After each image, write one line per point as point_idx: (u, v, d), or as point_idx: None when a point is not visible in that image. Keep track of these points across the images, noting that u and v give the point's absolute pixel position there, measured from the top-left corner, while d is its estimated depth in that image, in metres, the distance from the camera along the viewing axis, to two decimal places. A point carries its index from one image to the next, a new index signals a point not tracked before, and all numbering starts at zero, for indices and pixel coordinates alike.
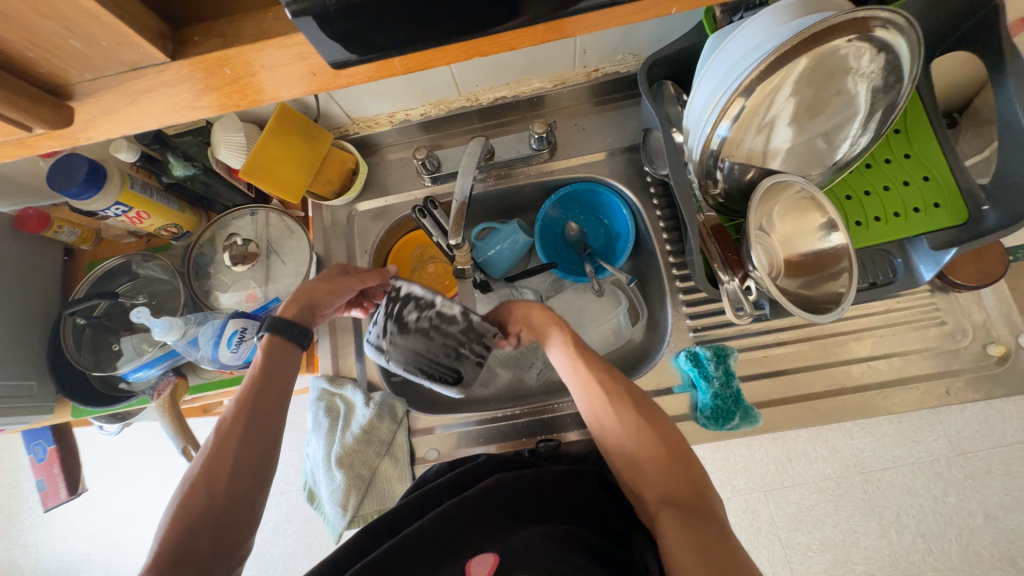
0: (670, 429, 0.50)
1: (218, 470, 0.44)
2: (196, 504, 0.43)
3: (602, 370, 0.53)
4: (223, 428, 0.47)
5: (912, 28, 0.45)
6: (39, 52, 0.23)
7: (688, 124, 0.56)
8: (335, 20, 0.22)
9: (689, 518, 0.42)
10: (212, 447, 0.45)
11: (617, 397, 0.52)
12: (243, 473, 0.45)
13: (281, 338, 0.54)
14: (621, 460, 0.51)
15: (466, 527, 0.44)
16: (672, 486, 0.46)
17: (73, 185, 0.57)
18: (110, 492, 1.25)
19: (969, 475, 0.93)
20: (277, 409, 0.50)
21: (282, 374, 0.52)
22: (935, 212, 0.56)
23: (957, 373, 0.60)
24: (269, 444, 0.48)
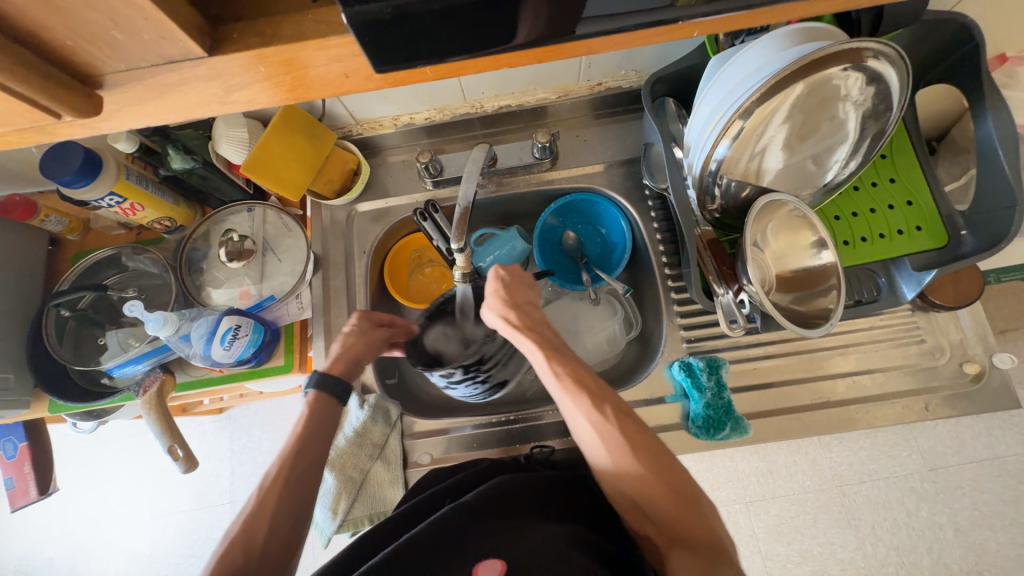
0: (675, 466, 0.46)
1: (253, 532, 0.46)
2: (233, 561, 0.44)
3: (594, 407, 0.48)
4: (263, 488, 0.49)
5: (901, 60, 0.48)
6: (75, 41, 0.22)
7: (689, 140, 0.58)
8: (385, 29, 0.22)
9: (710, 569, 0.40)
10: (252, 506, 0.48)
11: (616, 440, 0.46)
12: (279, 533, 0.47)
13: (326, 394, 0.56)
14: (628, 506, 0.47)
15: (472, 526, 0.44)
16: (686, 532, 0.43)
17: (67, 173, 0.56)
18: (78, 493, 1.20)
19: (941, 490, 0.97)
20: (316, 470, 0.52)
21: (324, 432, 0.54)
22: (918, 235, 0.58)
23: (935, 390, 0.63)
24: (307, 503, 0.50)
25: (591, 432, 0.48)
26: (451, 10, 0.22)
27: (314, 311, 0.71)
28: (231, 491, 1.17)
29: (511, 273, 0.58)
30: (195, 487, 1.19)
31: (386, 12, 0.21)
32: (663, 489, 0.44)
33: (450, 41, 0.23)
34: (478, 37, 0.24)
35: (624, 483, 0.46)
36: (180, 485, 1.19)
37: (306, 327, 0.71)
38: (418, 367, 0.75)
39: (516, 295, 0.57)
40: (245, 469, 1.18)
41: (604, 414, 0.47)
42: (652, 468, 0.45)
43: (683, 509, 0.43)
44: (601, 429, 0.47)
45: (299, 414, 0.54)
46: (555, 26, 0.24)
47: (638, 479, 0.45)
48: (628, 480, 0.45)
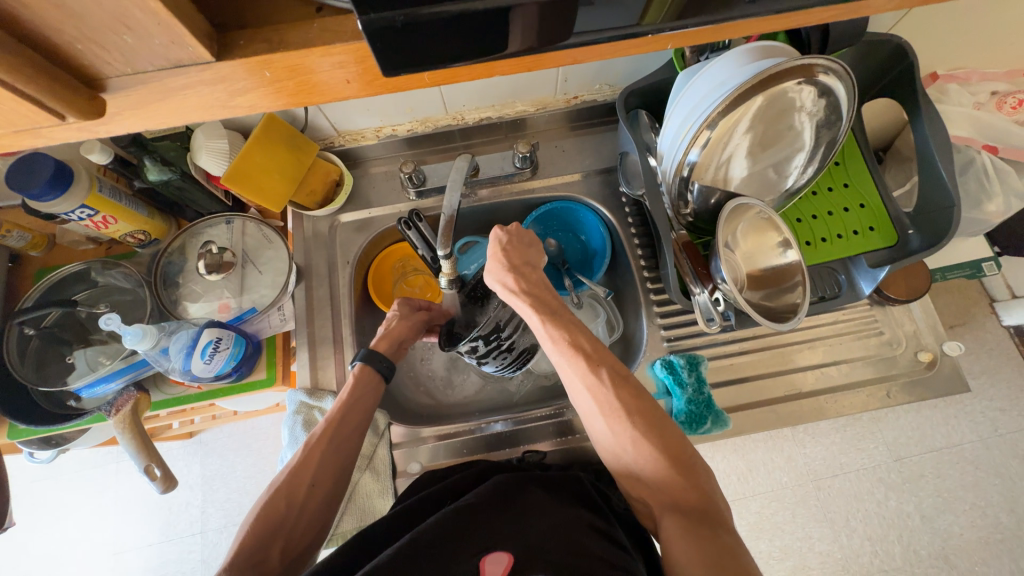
0: (670, 430, 0.48)
1: (297, 487, 0.50)
2: (274, 514, 0.48)
3: (590, 371, 0.50)
4: (306, 448, 0.53)
5: (848, 75, 0.53)
6: (83, 45, 0.23)
7: (661, 149, 0.61)
8: (393, 35, 0.23)
9: (696, 528, 0.42)
10: (297, 462, 0.52)
11: (610, 403, 0.49)
12: (320, 489, 0.51)
13: (370, 369, 0.60)
14: (618, 463, 0.50)
15: (476, 522, 0.45)
16: (675, 493, 0.45)
17: (36, 185, 0.54)
18: (31, 531, 1.11)
19: (906, 479, 1.02)
20: (357, 435, 0.56)
21: (364, 405, 0.58)
22: (870, 235, 0.64)
23: (894, 378, 0.67)
24: (347, 467, 0.54)
25: (587, 396, 0.50)
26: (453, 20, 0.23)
27: (298, 322, 0.70)
28: (203, 520, 1.12)
29: (513, 235, 0.59)
30: (164, 517, 1.12)
31: (398, 20, 0.23)
32: (653, 452, 0.46)
33: (450, 49, 0.25)
34: (476, 46, 0.26)
35: (618, 444, 0.49)
36: (148, 516, 1.12)
37: (288, 339, 0.71)
38: (403, 378, 0.75)
39: (517, 256, 0.58)
40: (218, 496, 1.13)
41: (600, 377, 0.50)
42: (646, 429, 0.48)
43: (674, 469, 0.46)
44: (596, 392, 0.50)
45: (345, 384, 0.58)
46: (545, 35, 0.26)
47: (632, 439, 0.48)
48: (622, 441, 0.48)
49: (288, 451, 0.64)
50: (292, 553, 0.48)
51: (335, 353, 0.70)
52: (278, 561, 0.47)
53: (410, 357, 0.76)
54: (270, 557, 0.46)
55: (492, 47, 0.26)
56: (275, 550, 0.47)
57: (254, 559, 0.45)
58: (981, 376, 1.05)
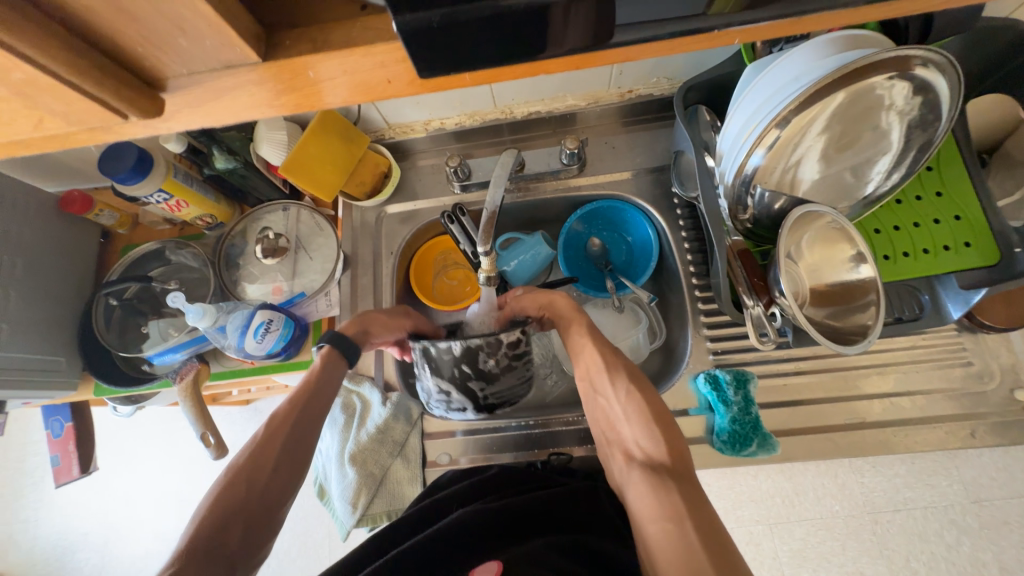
0: (656, 395, 0.51)
1: (257, 470, 0.46)
2: (234, 496, 0.44)
3: (595, 336, 0.57)
4: (268, 431, 0.49)
5: (953, 68, 0.46)
6: (144, 48, 0.24)
7: (721, 148, 0.57)
8: (431, 37, 0.23)
9: (667, 480, 0.44)
10: (260, 440, 0.48)
11: (607, 360, 0.54)
12: (280, 475, 0.47)
13: (336, 351, 0.57)
14: (606, 424, 0.53)
15: (476, 536, 0.47)
16: (651, 449, 0.47)
17: (122, 171, 0.60)
18: (113, 474, 1.26)
19: (985, 525, 0.91)
20: (318, 422, 0.53)
21: (327, 386, 0.55)
22: (966, 251, 0.55)
23: (982, 417, 0.59)
24: (306, 453, 0.50)
25: (588, 352, 0.56)
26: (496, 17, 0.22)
27: (342, 308, 0.73)
28: None
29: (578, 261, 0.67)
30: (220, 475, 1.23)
31: (435, 20, 0.22)
32: (639, 407, 0.50)
33: (488, 49, 0.24)
34: (513, 46, 0.24)
35: (610, 401, 0.52)
36: (207, 472, 1.23)
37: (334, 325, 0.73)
38: None
39: None
40: None
41: (602, 343, 0.56)
42: (636, 386, 0.51)
43: (656, 426, 0.48)
44: (596, 350, 0.55)
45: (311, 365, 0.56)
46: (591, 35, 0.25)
47: (623, 393, 0.51)
48: (613, 397, 0.52)
49: (327, 430, 0.67)
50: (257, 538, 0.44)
51: None
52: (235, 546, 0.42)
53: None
54: (227, 542, 0.42)
55: (529, 47, 0.24)
56: (233, 538, 0.43)
57: (208, 547, 0.41)
58: None
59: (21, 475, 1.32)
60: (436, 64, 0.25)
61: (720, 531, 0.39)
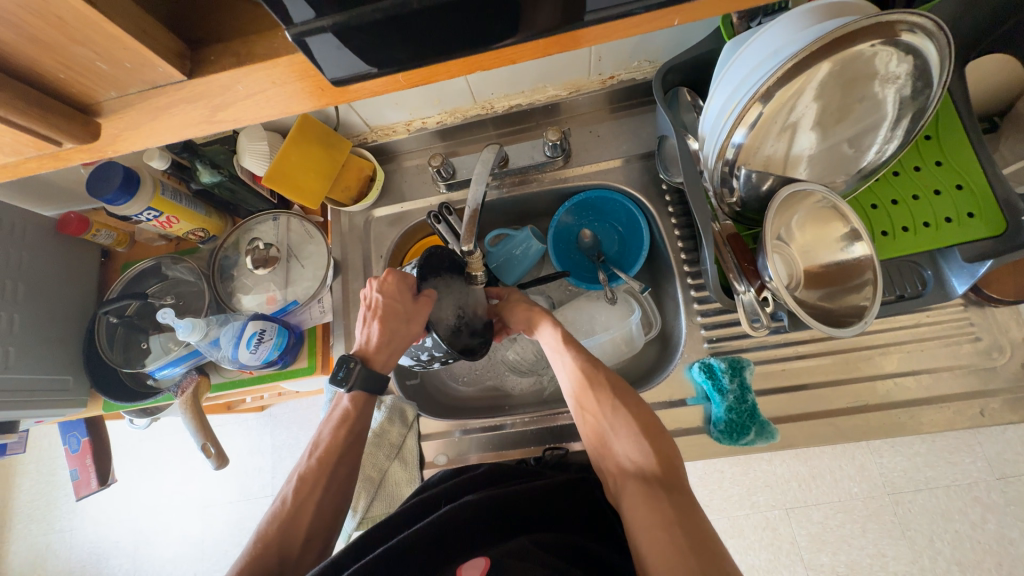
0: (644, 405, 0.51)
1: (294, 530, 0.51)
2: (268, 561, 0.48)
3: (580, 351, 0.56)
4: (301, 492, 0.52)
5: (940, 32, 0.43)
6: (70, 73, 0.25)
7: (704, 131, 0.55)
8: (342, 36, 0.24)
9: (658, 493, 0.44)
10: (291, 507, 0.51)
11: (593, 375, 0.53)
12: (315, 536, 0.52)
13: (367, 396, 0.58)
14: (595, 439, 0.52)
15: (465, 531, 0.45)
16: (642, 462, 0.47)
17: (109, 191, 0.61)
18: (138, 483, 1.30)
19: (1011, 501, 0.88)
20: (350, 472, 0.56)
21: (358, 442, 0.57)
22: (970, 222, 0.53)
23: (992, 393, 0.57)
24: (340, 507, 0.54)
25: (572, 369, 0.55)
26: (396, 18, 0.23)
27: (336, 314, 0.74)
28: (272, 484, 1.24)
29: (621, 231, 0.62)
30: (240, 480, 1.26)
31: (329, 28, 0.23)
32: (629, 421, 0.49)
33: (403, 42, 0.25)
34: (429, 39, 0.25)
35: (597, 416, 0.52)
36: (228, 478, 1.27)
37: (328, 332, 0.74)
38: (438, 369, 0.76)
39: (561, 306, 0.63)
40: (285, 464, 1.25)
41: (586, 357, 0.55)
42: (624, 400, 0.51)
43: (645, 439, 0.48)
44: (581, 365, 0.54)
45: (332, 413, 0.57)
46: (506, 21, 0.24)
47: (610, 407, 0.51)
48: (600, 412, 0.52)
49: None
50: None
51: None
52: None
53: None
54: None
55: (446, 38, 0.25)
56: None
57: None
58: None
59: (54, 488, 1.37)
60: (356, 67, 0.26)
61: (712, 542, 0.39)
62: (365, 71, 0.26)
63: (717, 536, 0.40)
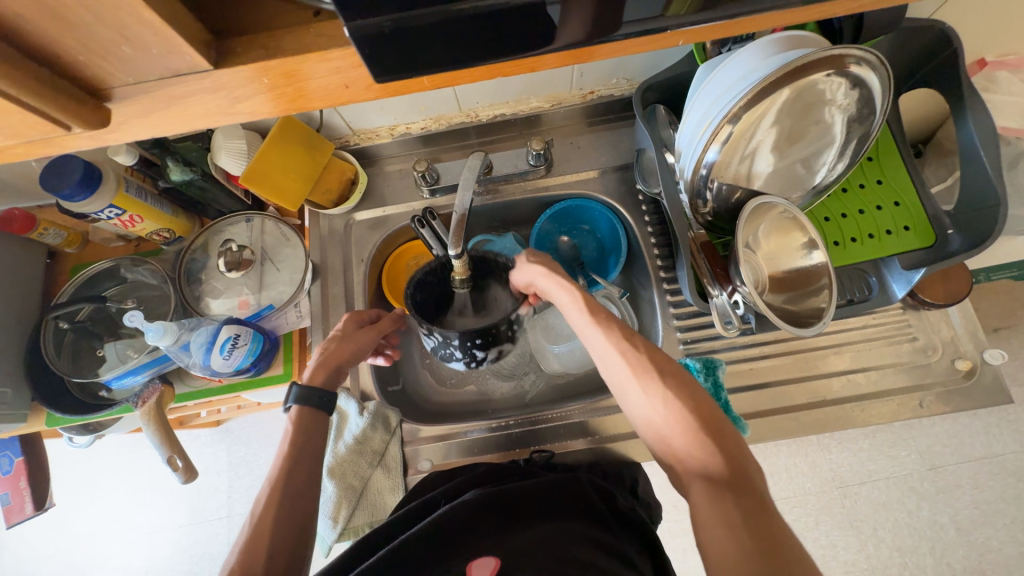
0: (702, 395, 0.48)
1: (253, 557, 0.45)
2: None
3: (623, 338, 0.52)
4: (258, 517, 0.47)
5: (882, 66, 0.49)
6: (89, 56, 0.24)
7: (680, 146, 0.59)
8: (386, 40, 0.23)
9: (725, 494, 0.42)
10: (250, 530, 0.46)
11: (641, 365, 0.50)
12: (280, 560, 0.46)
13: (313, 408, 0.55)
14: (652, 433, 0.49)
15: (469, 528, 0.46)
16: (707, 458, 0.44)
17: (67, 186, 0.56)
18: (73, 509, 1.19)
19: (941, 489, 0.97)
20: (311, 485, 0.51)
21: (313, 450, 0.53)
22: (905, 234, 0.60)
23: (929, 387, 0.63)
24: (305, 523, 0.49)
25: (618, 360, 0.52)
26: (447, 22, 0.23)
27: (314, 319, 0.71)
28: (228, 505, 1.16)
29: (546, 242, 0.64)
30: (192, 501, 1.17)
31: (386, 26, 0.23)
32: (684, 415, 0.47)
33: (444, 51, 0.25)
34: (468, 47, 0.25)
35: (649, 408, 0.49)
36: (178, 499, 1.18)
37: (305, 336, 0.72)
38: (417, 375, 0.76)
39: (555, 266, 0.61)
40: (242, 482, 1.17)
41: (633, 345, 0.52)
42: (676, 390, 0.48)
43: (706, 435, 0.45)
44: (628, 355, 0.51)
45: (284, 429, 0.53)
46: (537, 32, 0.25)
47: (662, 399, 0.48)
48: (652, 403, 0.49)
49: None
50: None
51: None
52: None
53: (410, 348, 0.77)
54: None
55: (486, 48, 0.25)
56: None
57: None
58: None
59: None
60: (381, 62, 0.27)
61: (789, 548, 0.38)
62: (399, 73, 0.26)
63: (792, 539, 0.38)
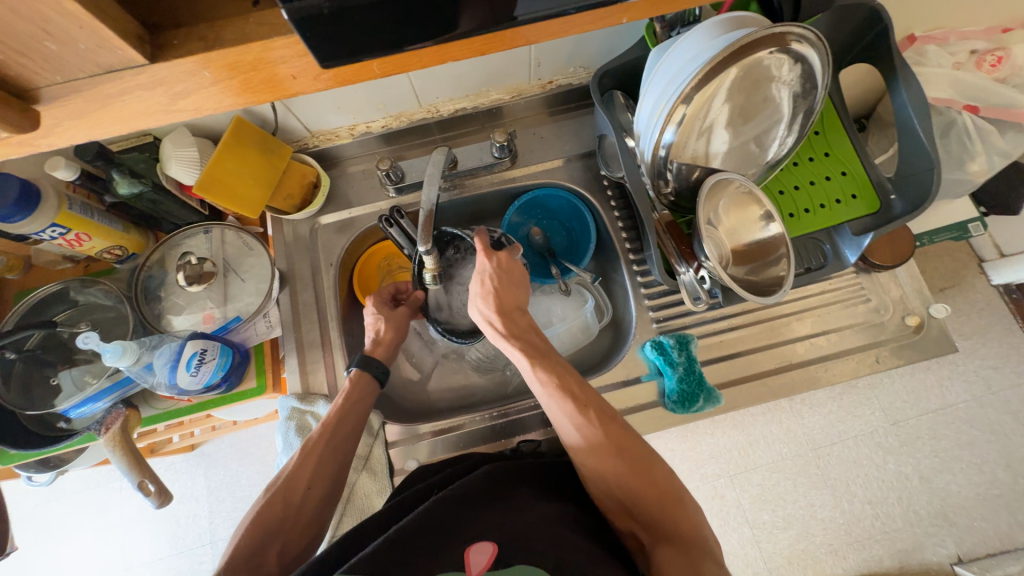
0: (659, 465, 0.49)
1: (295, 484, 0.53)
2: (274, 512, 0.51)
3: (579, 411, 0.51)
4: (303, 451, 0.55)
5: (821, 42, 0.51)
6: (10, 54, 0.23)
7: (639, 129, 0.60)
8: (328, 21, 0.23)
9: (686, 557, 0.43)
10: (298, 460, 0.55)
11: (600, 440, 0.50)
12: (318, 485, 0.54)
13: (365, 372, 0.62)
14: (614, 501, 0.49)
15: (464, 512, 0.46)
16: (668, 525, 0.46)
17: (1, 207, 0.53)
18: (42, 553, 1.12)
19: (904, 442, 1.03)
20: (353, 436, 0.59)
21: (361, 405, 0.60)
22: (853, 202, 0.63)
23: (883, 343, 0.68)
24: (343, 463, 0.57)
25: (576, 434, 0.51)
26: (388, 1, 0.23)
27: (285, 328, 0.69)
28: (211, 530, 1.12)
29: (504, 275, 0.60)
30: (171, 530, 1.12)
31: (327, 6, 0.22)
32: (645, 486, 0.47)
33: (387, 31, 0.25)
34: (413, 25, 0.25)
35: (609, 481, 0.49)
36: (155, 530, 1.12)
37: (277, 347, 0.70)
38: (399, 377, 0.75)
39: (510, 299, 0.60)
40: (224, 506, 1.13)
41: (588, 417, 0.51)
42: (633, 463, 0.48)
43: (665, 505, 0.47)
44: (586, 432, 0.51)
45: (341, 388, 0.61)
46: (482, 12, 0.26)
47: (622, 473, 0.48)
48: (612, 477, 0.49)
49: (284, 456, 0.65)
50: (292, 549, 0.51)
51: (325, 354, 0.70)
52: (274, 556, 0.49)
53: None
54: (266, 557, 0.48)
55: (431, 27, 0.25)
56: (275, 548, 0.50)
57: (251, 561, 0.47)
58: (972, 336, 1.06)
59: None
60: None
61: None
62: (344, 58, 0.26)
63: None
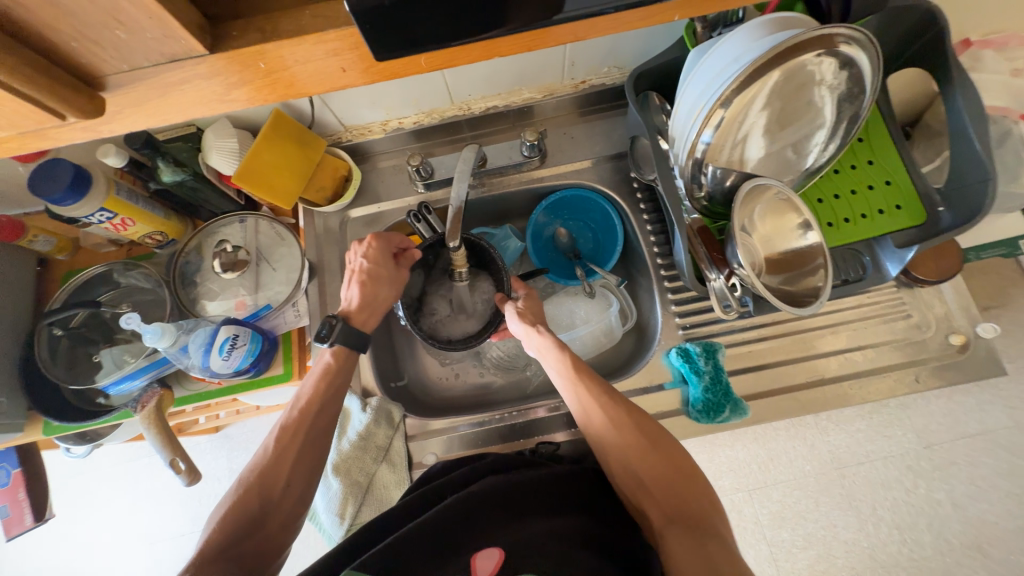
0: (677, 450, 0.52)
1: (271, 473, 0.53)
2: (249, 503, 0.51)
3: (605, 393, 0.54)
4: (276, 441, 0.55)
5: (872, 45, 0.49)
6: (82, 42, 0.24)
7: (674, 131, 0.59)
8: (385, 14, 0.23)
9: (698, 537, 0.45)
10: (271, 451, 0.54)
11: (624, 419, 0.53)
12: (294, 474, 0.54)
13: (344, 350, 0.61)
14: (631, 484, 0.51)
15: (475, 515, 0.46)
16: (683, 509, 0.48)
17: (56, 191, 0.56)
18: (75, 520, 1.18)
19: (937, 467, 0.98)
20: (327, 422, 0.58)
21: (334, 389, 0.59)
22: (896, 213, 0.60)
23: (923, 362, 0.65)
24: (319, 449, 0.57)
25: (599, 414, 0.54)
26: None
27: (312, 317, 0.71)
28: None
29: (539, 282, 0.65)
30: (193, 508, 1.16)
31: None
32: (662, 467, 0.50)
33: (440, 24, 0.25)
34: (466, 19, 0.25)
35: (629, 460, 0.51)
36: (177, 506, 1.17)
37: (304, 336, 0.71)
38: (421, 370, 0.76)
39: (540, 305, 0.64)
40: None
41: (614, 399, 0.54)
42: (653, 445, 0.51)
43: (682, 486, 0.49)
44: (609, 411, 0.54)
45: (314, 371, 0.60)
46: (535, 8, 0.25)
47: (643, 453, 0.51)
48: (633, 456, 0.51)
49: None
50: (273, 538, 0.51)
51: None
52: (253, 547, 0.49)
53: (412, 342, 0.77)
54: (245, 547, 0.49)
55: (484, 22, 0.25)
56: (253, 540, 0.50)
57: (232, 549, 0.48)
58: (1017, 359, 1.00)
59: None
60: None
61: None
62: (396, 50, 0.26)
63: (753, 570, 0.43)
